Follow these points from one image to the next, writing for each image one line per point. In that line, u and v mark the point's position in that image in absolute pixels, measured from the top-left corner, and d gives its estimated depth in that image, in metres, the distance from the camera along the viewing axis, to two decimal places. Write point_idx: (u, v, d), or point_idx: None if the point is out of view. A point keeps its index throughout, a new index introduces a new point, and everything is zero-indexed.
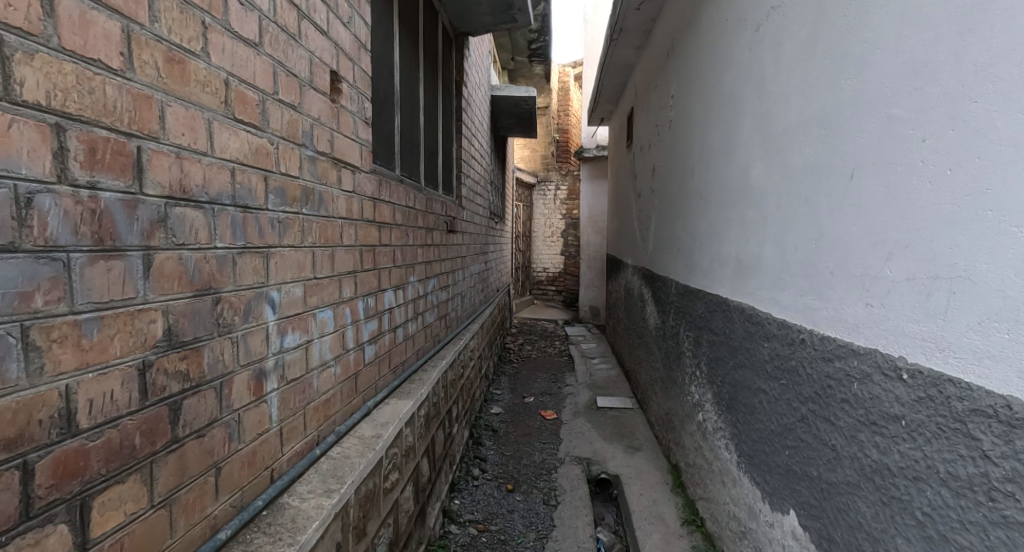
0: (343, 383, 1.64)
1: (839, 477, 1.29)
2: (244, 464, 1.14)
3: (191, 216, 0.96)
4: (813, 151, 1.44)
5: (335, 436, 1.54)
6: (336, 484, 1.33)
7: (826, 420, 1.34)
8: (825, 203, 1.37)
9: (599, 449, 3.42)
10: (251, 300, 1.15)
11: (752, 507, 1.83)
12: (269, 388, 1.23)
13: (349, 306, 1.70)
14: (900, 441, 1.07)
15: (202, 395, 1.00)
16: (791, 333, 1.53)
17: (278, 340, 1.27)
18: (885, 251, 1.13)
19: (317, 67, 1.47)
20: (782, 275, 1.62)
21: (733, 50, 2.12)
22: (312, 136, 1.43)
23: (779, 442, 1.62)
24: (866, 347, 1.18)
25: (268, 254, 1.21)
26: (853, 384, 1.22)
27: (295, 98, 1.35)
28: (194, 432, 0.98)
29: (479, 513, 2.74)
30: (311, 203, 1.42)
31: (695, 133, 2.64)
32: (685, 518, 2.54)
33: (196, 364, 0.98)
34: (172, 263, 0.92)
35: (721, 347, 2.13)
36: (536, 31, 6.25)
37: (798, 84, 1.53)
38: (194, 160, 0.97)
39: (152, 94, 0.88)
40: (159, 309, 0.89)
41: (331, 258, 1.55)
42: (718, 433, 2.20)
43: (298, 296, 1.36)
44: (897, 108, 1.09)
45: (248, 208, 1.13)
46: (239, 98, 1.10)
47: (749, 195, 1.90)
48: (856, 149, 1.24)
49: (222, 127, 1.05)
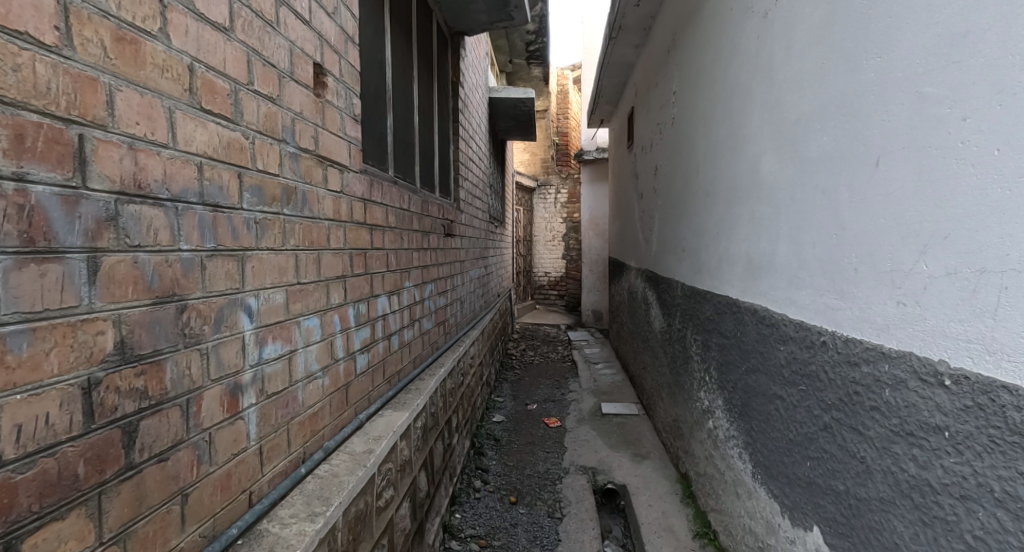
0: (332, 395, 1.53)
1: (869, 493, 1.19)
2: (216, 489, 1.04)
3: (148, 215, 0.86)
4: (832, 139, 1.34)
5: (323, 453, 1.44)
6: (321, 506, 1.22)
7: (854, 429, 1.24)
8: (846, 195, 1.27)
9: (605, 457, 3.30)
10: (224, 307, 1.05)
11: (770, 522, 1.72)
12: (246, 404, 1.13)
13: (338, 314, 1.59)
14: (943, 455, 0.97)
15: (164, 414, 0.90)
16: (809, 335, 1.43)
17: (256, 351, 1.17)
18: (918, 244, 1.02)
19: (299, 59, 1.38)
20: (798, 273, 1.51)
21: (738, 40, 2.04)
22: (293, 132, 1.34)
23: (799, 453, 1.51)
24: (899, 349, 1.08)
25: (243, 258, 1.11)
26: (884, 390, 1.12)
27: (274, 90, 1.25)
28: (154, 456, 0.88)
29: (481, 528, 2.62)
30: (293, 203, 1.32)
31: (699, 129, 2.55)
32: (696, 530, 2.43)
33: (157, 380, 0.88)
34: (126, 266, 0.82)
35: (731, 350, 2.03)
36: (533, 33, 6.20)
37: (812, 69, 1.44)
38: (151, 153, 0.87)
39: (97, 76, 0.78)
40: (110, 319, 0.79)
41: (318, 261, 1.46)
42: (730, 442, 2.09)
43: (280, 303, 1.26)
44: (929, 85, 1.00)
45: (219, 207, 1.04)
46: (207, 87, 1.00)
47: (760, 190, 1.80)
48: (881, 134, 1.14)
49: (186, 117, 0.95)
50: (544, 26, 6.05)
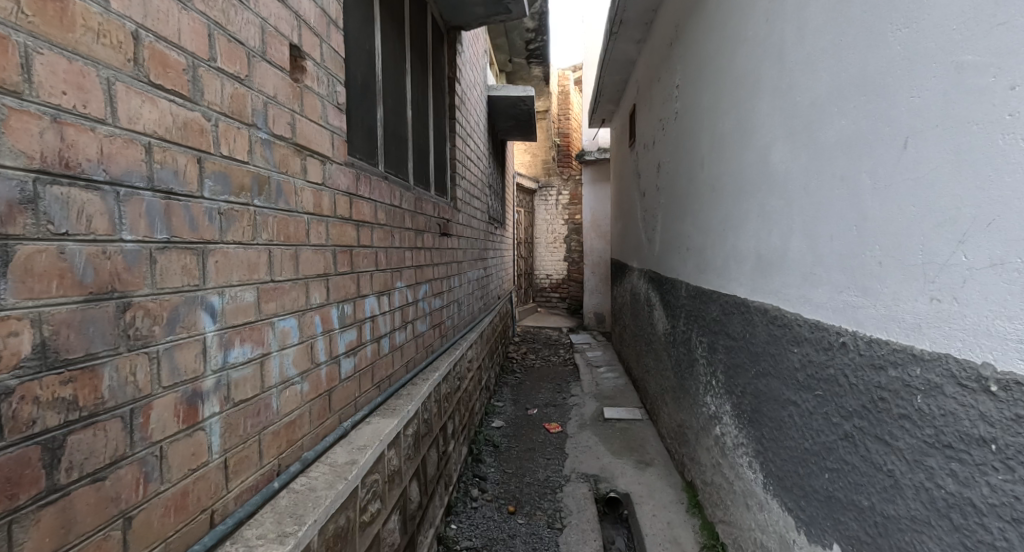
0: (312, 402, 1.42)
1: (899, 510, 1.07)
2: (169, 510, 0.93)
3: (80, 200, 0.77)
4: (852, 122, 1.23)
5: (300, 465, 1.33)
6: (293, 526, 1.11)
7: (879, 439, 1.12)
8: (868, 182, 1.16)
9: (608, 464, 3.18)
10: (179, 306, 0.94)
11: (784, 537, 1.60)
12: (208, 413, 1.02)
13: (320, 314, 1.48)
14: (990, 472, 0.87)
15: (101, 427, 0.80)
16: (826, 335, 1.32)
17: (220, 355, 1.05)
18: (957, 232, 0.92)
19: (271, 37, 1.27)
20: (814, 268, 1.40)
21: (745, 27, 1.93)
22: (265, 117, 1.23)
23: (815, 464, 1.39)
24: (933, 351, 0.98)
25: (204, 252, 1.00)
26: (915, 397, 1.01)
27: (242, 69, 1.14)
28: (86, 476, 0.78)
29: (478, 539, 2.50)
30: (265, 194, 1.21)
31: (704, 122, 2.44)
32: (703, 543, 2.31)
33: (90, 389, 0.78)
34: (48, 258, 0.73)
35: (740, 352, 1.91)
36: (533, 31, 6.11)
37: (828, 48, 1.33)
38: (83, 128, 0.77)
39: (7, 33, 0.69)
40: (25, 318, 0.71)
41: (295, 258, 1.34)
42: (739, 449, 1.97)
43: (250, 302, 1.15)
44: (969, 53, 0.90)
45: (173, 194, 0.93)
46: (157, 59, 0.90)
47: (770, 181, 1.69)
48: (910, 114, 1.03)
49: (130, 91, 0.84)
50: (543, 24, 5.95)
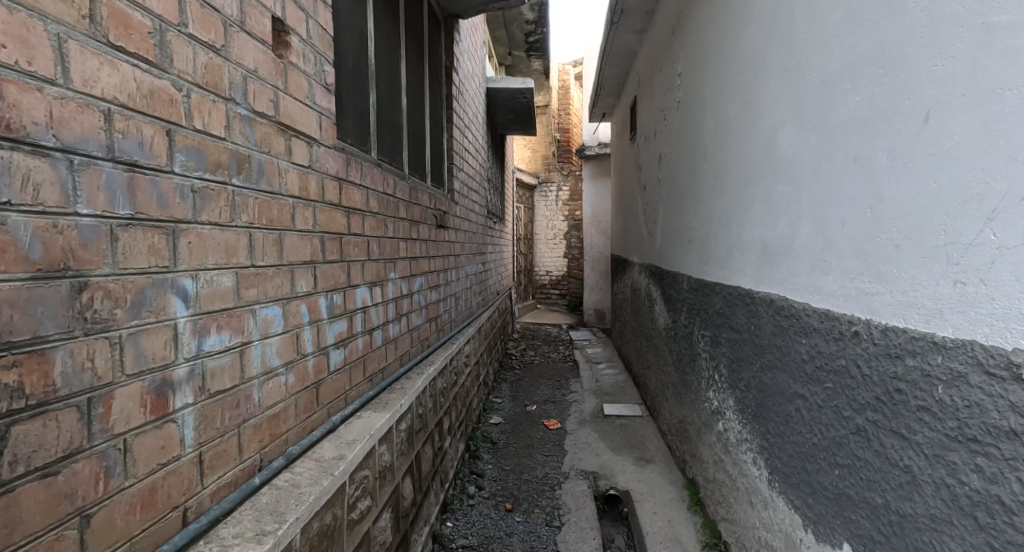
0: (298, 395, 1.35)
1: (916, 508, 1.01)
2: (135, 507, 0.86)
3: (25, 166, 0.71)
4: (867, 98, 1.15)
5: (284, 461, 1.26)
6: (272, 524, 1.04)
7: (894, 433, 1.06)
8: (884, 159, 1.09)
9: (608, 461, 3.11)
10: (146, 288, 0.87)
11: (790, 535, 1.53)
12: (180, 404, 0.95)
13: (306, 303, 1.41)
14: (1019, 466, 0.81)
15: (52, 417, 0.74)
16: (837, 325, 1.25)
17: (194, 343, 0.98)
18: (986, 209, 0.85)
19: (252, 8, 1.20)
20: (823, 254, 1.33)
21: (751, 8, 1.86)
22: (245, 91, 1.15)
23: (825, 459, 1.32)
24: (956, 339, 0.91)
25: (175, 232, 0.93)
26: (936, 388, 0.95)
27: (217, 39, 1.07)
28: (34, 471, 0.72)
29: (474, 538, 2.43)
30: (245, 173, 1.14)
31: (707, 109, 2.36)
32: (706, 541, 2.24)
33: (39, 374, 0.72)
34: None
35: (744, 345, 1.84)
36: (532, 23, 6.02)
37: (841, 21, 1.26)
38: (28, 88, 0.72)
39: None
40: None
41: (279, 243, 1.27)
42: (743, 446, 1.90)
43: (228, 287, 1.08)
44: (1001, 13, 0.83)
45: (138, 167, 0.86)
46: (118, 19, 0.83)
47: (777, 166, 1.62)
48: (931, 85, 0.96)
49: (86, 51, 0.78)
50: (543, 16, 5.86)
